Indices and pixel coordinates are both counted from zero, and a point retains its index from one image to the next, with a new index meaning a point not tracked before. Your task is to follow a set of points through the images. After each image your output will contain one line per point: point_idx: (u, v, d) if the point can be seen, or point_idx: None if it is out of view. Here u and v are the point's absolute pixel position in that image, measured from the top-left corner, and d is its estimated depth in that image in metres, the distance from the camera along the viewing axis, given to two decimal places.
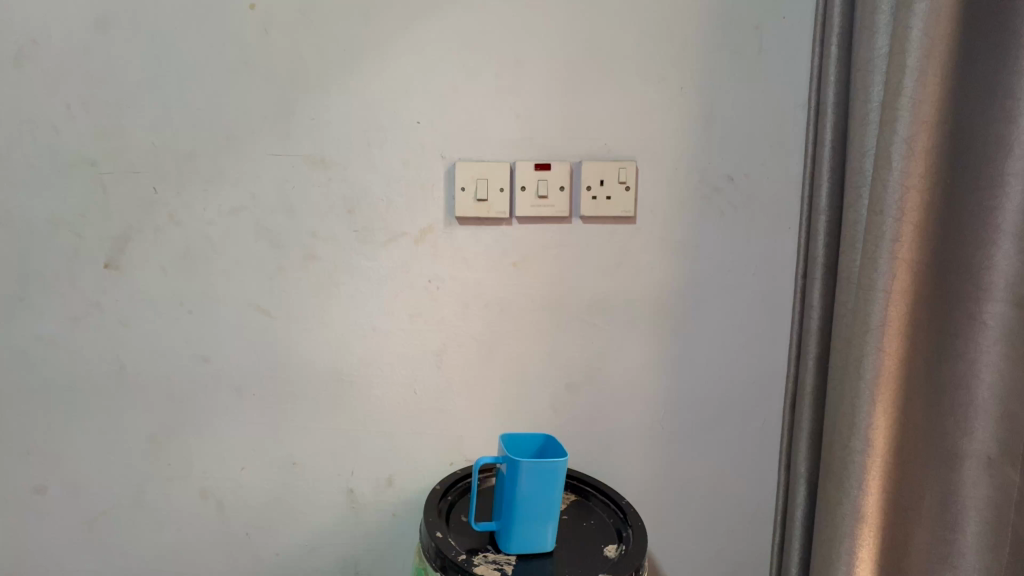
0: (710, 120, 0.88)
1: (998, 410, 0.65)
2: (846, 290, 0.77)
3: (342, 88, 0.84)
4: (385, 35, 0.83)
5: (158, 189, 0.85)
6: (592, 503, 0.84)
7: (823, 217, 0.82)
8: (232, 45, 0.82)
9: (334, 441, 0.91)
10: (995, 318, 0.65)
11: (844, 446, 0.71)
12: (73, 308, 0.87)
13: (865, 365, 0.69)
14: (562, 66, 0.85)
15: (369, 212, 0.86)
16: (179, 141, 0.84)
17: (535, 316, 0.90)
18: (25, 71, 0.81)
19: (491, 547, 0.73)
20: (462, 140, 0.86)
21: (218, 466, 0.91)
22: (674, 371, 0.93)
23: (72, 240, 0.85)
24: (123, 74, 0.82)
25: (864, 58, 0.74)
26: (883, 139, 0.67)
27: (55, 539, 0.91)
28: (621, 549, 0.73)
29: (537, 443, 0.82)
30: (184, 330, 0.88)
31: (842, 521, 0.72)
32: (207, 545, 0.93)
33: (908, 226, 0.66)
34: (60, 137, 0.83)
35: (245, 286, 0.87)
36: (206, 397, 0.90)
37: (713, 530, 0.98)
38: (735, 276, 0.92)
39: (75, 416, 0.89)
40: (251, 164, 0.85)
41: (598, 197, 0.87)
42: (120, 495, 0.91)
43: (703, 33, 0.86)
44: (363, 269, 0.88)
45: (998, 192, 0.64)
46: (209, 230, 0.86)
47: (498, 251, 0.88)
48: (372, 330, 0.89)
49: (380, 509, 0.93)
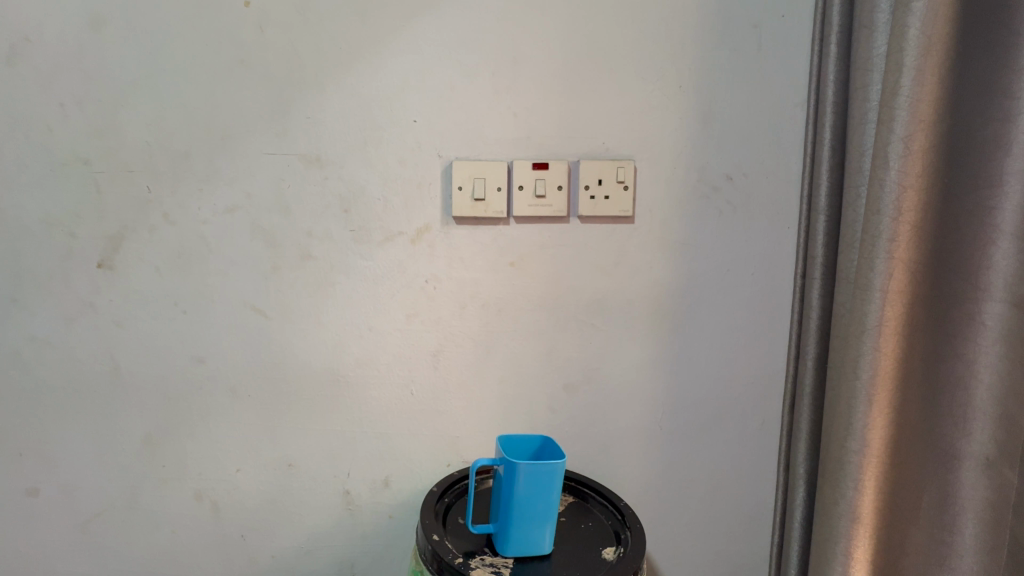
0: (708, 120, 0.88)
1: (996, 412, 0.65)
2: (844, 289, 0.77)
3: (340, 85, 0.83)
4: (383, 31, 0.83)
5: (152, 188, 0.84)
6: (590, 505, 0.84)
7: (822, 216, 0.82)
8: (228, 41, 0.82)
9: (330, 442, 0.90)
10: (993, 319, 0.65)
11: (840, 445, 0.71)
12: (66, 309, 0.85)
13: (862, 364, 0.69)
14: (560, 65, 0.85)
15: (366, 211, 0.86)
16: (174, 140, 0.83)
17: (533, 316, 0.90)
18: (18, 69, 0.80)
19: (488, 550, 0.73)
20: (460, 139, 0.85)
21: (214, 467, 0.90)
22: (673, 371, 0.93)
23: (65, 239, 0.84)
24: (117, 73, 0.82)
25: (862, 57, 0.74)
26: (881, 138, 0.67)
27: (48, 543, 0.90)
28: (619, 552, 0.72)
29: (535, 445, 0.81)
30: (178, 330, 0.87)
31: (838, 522, 0.72)
32: (203, 547, 0.92)
33: (904, 225, 0.67)
34: (54, 136, 0.82)
35: (241, 286, 0.87)
36: (201, 398, 0.89)
37: (712, 531, 0.98)
38: (733, 275, 0.92)
39: (68, 417, 0.88)
40: (246, 163, 0.84)
41: (596, 197, 0.86)
42: (114, 497, 0.90)
43: (702, 33, 0.86)
44: (360, 268, 0.87)
45: (997, 192, 0.64)
46: (204, 229, 0.85)
47: (496, 250, 0.88)
48: (368, 329, 0.89)
49: (376, 511, 0.93)
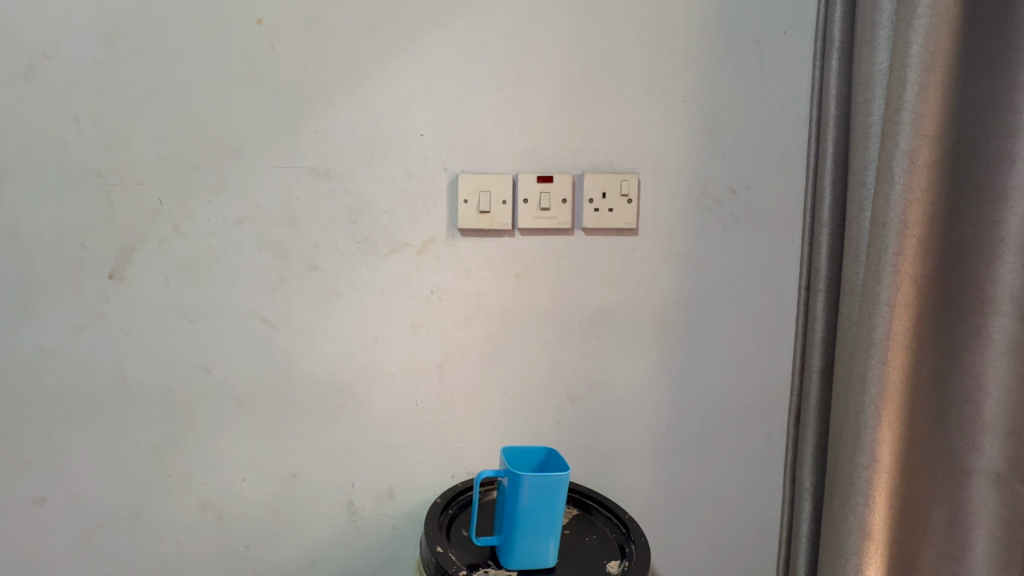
0: (712, 134, 0.89)
1: (1006, 427, 0.64)
2: (850, 302, 0.77)
3: (348, 100, 0.85)
4: (390, 46, 0.84)
5: (163, 201, 0.85)
6: (595, 517, 0.83)
7: (826, 229, 0.83)
8: (238, 57, 0.83)
9: (334, 451, 0.91)
10: (1001, 333, 0.64)
11: (849, 460, 0.71)
12: (76, 318, 0.86)
13: (870, 378, 0.69)
14: (565, 80, 0.86)
15: (372, 222, 0.87)
16: (184, 152, 0.85)
17: (537, 327, 0.90)
18: (34, 84, 0.82)
19: (491, 563, 0.72)
20: (465, 152, 0.87)
21: (219, 476, 0.90)
22: (677, 383, 0.93)
23: (78, 249, 0.85)
24: (130, 87, 0.83)
25: (864, 73, 0.75)
26: (885, 153, 0.67)
27: (53, 552, 0.90)
28: (623, 566, 0.72)
29: (539, 457, 0.81)
30: (185, 340, 0.88)
31: (848, 539, 0.71)
32: (207, 558, 0.92)
33: (910, 240, 0.67)
34: (67, 149, 0.84)
35: (249, 297, 0.88)
36: (207, 408, 0.89)
37: (718, 547, 0.97)
38: (737, 287, 0.92)
39: (75, 426, 0.88)
40: (255, 175, 0.85)
41: (601, 210, 0.87)
42: (119, 506, 0.90)
43: (705, 48, 0.87)
44: (365, 279, 0.88)
45: (1002, 206, 0.64)
46: (213, 240, 0.86)
47: (500, 261, 0.88)
48: (373, 340, 0.89)
49: (380, 521, 0.92)
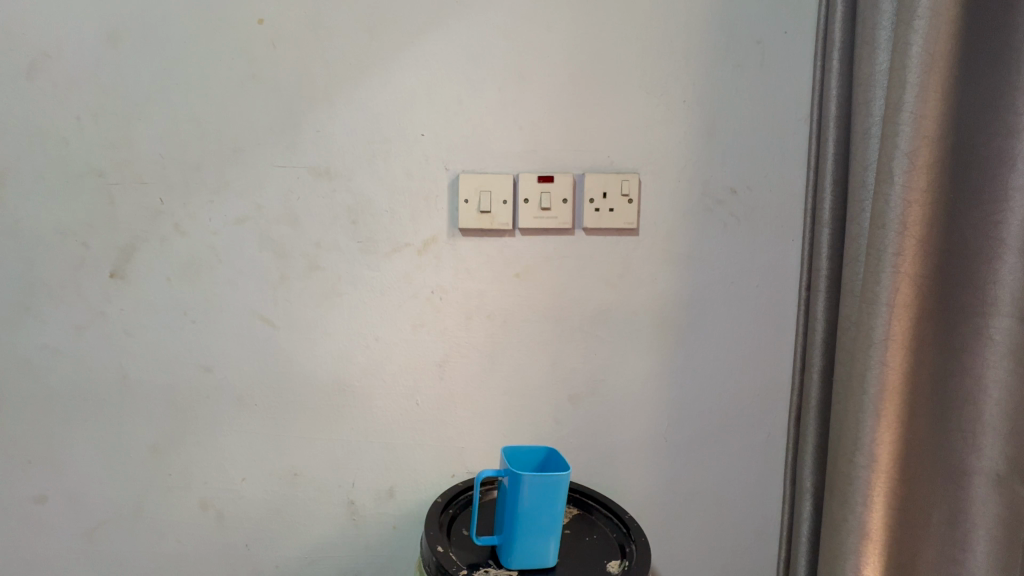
0: (712, 134, 0.89)
1: (1006, 428, 0.65)
2: (850, 302, 0.77)
3: (349, 99, 0.85)
4: (391, 46, 0.84)
5: (164, 200, 0.85)
6: (595, 517, 0.83)
7: (826, 229, 0.83)
8: (239, 56, 0.84)
9: (335, 450, 0.91)
10: (1001, 334, 0.65)
11: (848, 460, 0.71)
12: (77, 317, 0.87)
13: (869, 378, 0.69)
14: (566, 80, 0.86)
15: (373, 222, 0.87)
16: (185, 151, 0.85)
17: (538, 327, 0.91)
18: (36, 83, 0.82)
19: (492, 562, 0.73)
20: (466, 152, 0.87)
21: (219, 476, 0.90)
22: (678, 383, 0.93)
23: (79, 249, 0.85)
24: (131, 87, 0.83)
25: (864, 74, 0.75)
26: (885, 153, 0.67)
27: (54, 550, 0.90)
28: (624, 565, 0.72)
29: (539, 457, 0.81)
30: (186, 339, 0.88)
31: (847, 539, 0.71)
32: (208, 557, 0.92)
33: (910, 240, 0.67)
34: (68, 148, 0.84)
35: (250, 296, 0.88)
36: (207, 407, 0.89)
37: (718, 546, 0.97)
38: (738, 287, 0.92)
39: (76, 425, 0.88)
40: (256, 175, 0.85)
41: (601, 210, 0.87)
42: (120, 505, 0.90)
43: (706, 48, 0.87)
44: (366, 279, 0.88)
45: (1002, 207, 0.65)
46: (214, 240, 0.86)
47: (501, 261, 0.89)
48: (374, 339, 0.89)
49: (380, 521, 0.93)
